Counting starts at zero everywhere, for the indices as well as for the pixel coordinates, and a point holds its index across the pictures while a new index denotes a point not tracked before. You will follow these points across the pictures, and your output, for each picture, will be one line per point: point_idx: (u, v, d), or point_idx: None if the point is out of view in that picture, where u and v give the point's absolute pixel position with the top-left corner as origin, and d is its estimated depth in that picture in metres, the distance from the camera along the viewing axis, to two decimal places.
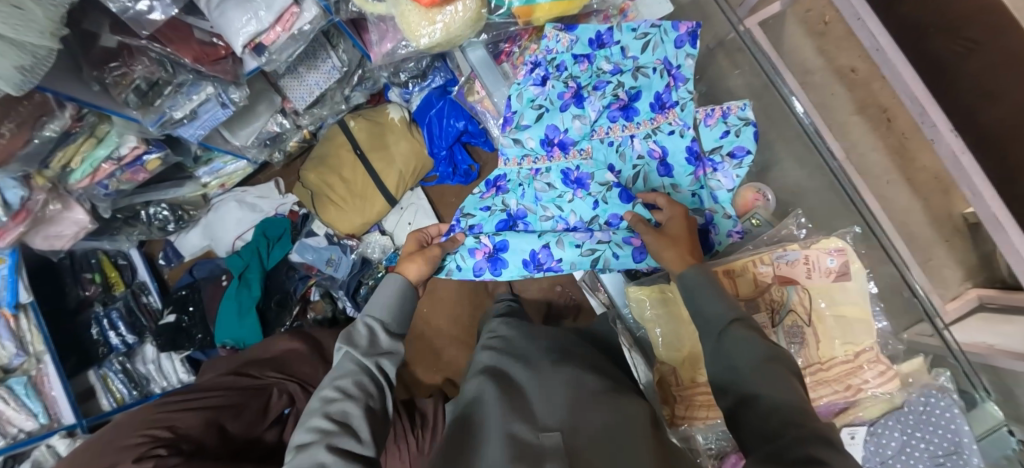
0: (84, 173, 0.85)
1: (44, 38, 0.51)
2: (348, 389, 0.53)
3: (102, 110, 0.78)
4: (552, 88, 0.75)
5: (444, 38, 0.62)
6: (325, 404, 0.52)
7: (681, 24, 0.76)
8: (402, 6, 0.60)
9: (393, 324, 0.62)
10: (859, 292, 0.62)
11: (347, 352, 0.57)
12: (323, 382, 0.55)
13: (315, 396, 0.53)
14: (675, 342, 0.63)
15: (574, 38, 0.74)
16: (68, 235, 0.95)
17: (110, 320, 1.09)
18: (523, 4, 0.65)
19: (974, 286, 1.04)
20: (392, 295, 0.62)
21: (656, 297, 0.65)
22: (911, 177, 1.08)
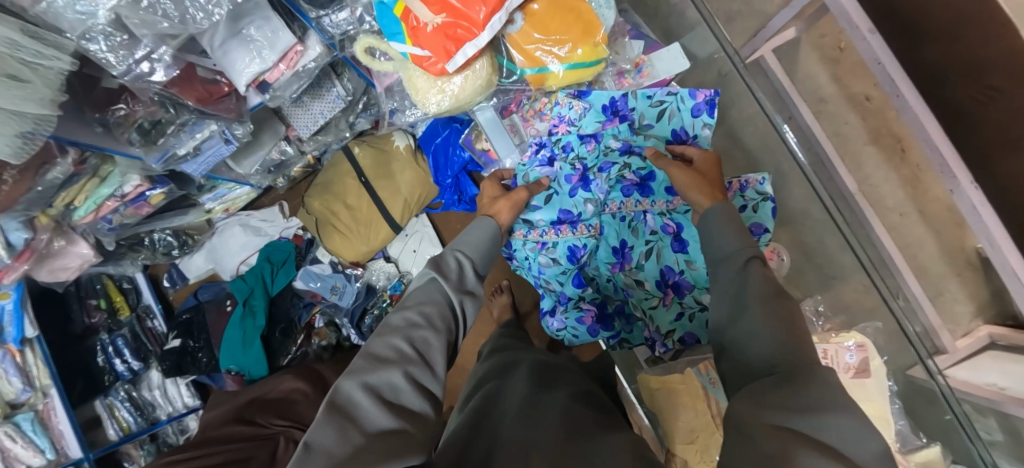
0: (88, 210, 0.85)
1: (43, 105, 0.50)
2: (430, 316, 0.51)
3: (104, 150, 0.77)
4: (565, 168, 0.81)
5: (452, 104, 0.66)
6: (408, 327, 0.49)
7: (698, 93, 0.79)
8: (411, 71, 0.64)
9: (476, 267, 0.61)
10: (876, 388, 0.72)
11: (434, 279, 0.55)
12: (406, 304, 0.53)
13: (397, 315, 0.50)
14: (692, 428, 0.69)
15: (588, 105, 0.81)
16: (74, 267, 0.94)
17: (116, 348, 1.10)
18: (536, 72, 0.66)
19: (984, 323, 1.03)
20: (482, 240, 0.64)
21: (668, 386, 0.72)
22: (925, 211, 1.04)
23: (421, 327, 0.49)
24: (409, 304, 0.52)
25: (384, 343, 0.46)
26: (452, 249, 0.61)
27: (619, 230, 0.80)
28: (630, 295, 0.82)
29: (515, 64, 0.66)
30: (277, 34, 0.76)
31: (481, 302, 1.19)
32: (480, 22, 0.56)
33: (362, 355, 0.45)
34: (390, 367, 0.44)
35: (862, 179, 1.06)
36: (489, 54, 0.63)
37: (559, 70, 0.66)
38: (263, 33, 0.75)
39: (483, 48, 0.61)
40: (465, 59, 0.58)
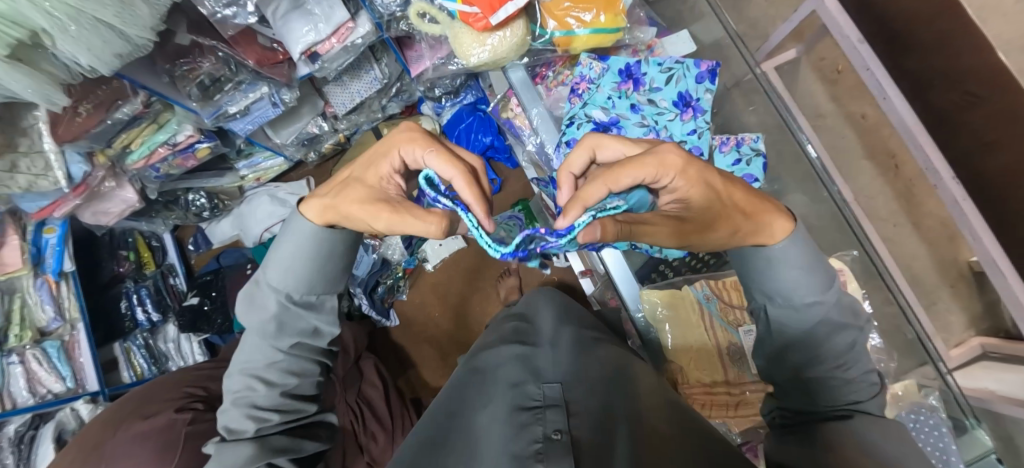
0: (141, 155, 0.92)
1: (145, 31, 0.59)
2: (270, 376, 0.53)
3: (167, 100, 0.85)
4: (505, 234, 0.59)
5: (490, 58, 0.75)
6: (248, 390, 0.53)
7: (703, 62, 0.77)
8: (457, 29, 0.74)
9: (309, 296, 0.53)
10: None
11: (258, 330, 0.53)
12: (240, 354, 0.54)
13: (237, 366, 0.54)
14: (683, 342, 0.76)
15: (606, 66, 0.80)
16: (114, 213, 1.02)
17: (139, 296, 1.14)
18: (564, 35, 0.76)
19: (977, 334, 1.07)
20: (306, 260, 0.51)
21: (667, 302, 0.77)
22: (918, 223, 1.10)
23: (268, 383, 0.53)
24: (244, 365, 0.53)
25: (236, 415, 0.52)
26: (267, 284, 0.52)
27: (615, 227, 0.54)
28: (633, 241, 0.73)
29: (545, 29, 0.77)
30: (333, 9, 0.86)
31: (489, 284, 1.25)
32: None
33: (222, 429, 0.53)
34: (244, 437, 0.52)
35: (858, 190, 1.14)
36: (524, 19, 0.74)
37: (584, 33, 0.77)
38: (322, 9, 0.85)
39: (519, 12, 0.72)
40: (505, 15, 0.69)
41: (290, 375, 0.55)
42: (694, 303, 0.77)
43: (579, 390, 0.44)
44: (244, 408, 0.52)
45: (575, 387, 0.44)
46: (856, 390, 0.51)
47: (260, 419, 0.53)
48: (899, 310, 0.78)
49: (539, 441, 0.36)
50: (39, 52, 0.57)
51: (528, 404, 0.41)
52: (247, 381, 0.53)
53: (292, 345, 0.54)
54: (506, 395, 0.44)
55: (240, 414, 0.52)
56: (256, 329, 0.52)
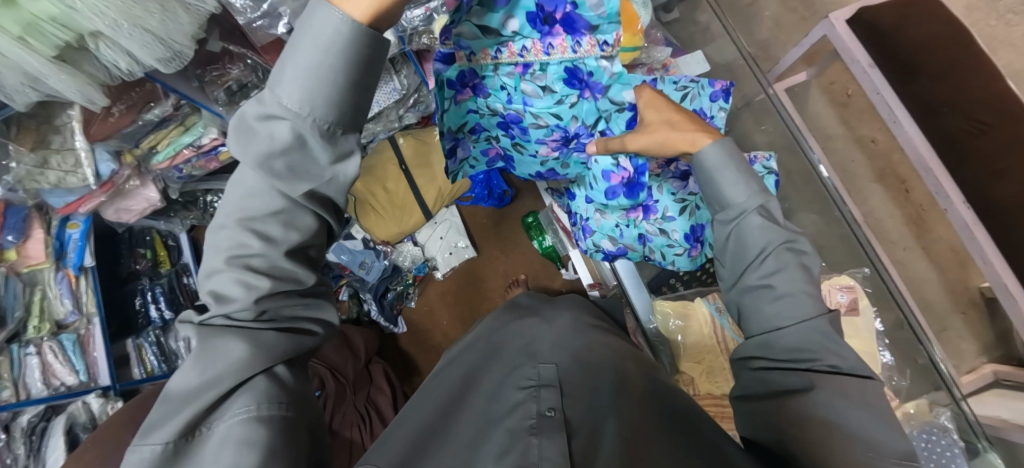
0: (166, 157, 0.95)
1: (185, 39, 0.62)
2: (267, 230, 0.37)
3: (195, 103, 0.88)
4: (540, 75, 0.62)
5: None
6: (239, 249, 0.37)
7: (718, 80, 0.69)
8: None
9: (337, 127, 0.36)
10: (864, 328, 0.79)
11: (261, 168, 0.35)
12: (232, 195, 0.38)
13: (225, 210, 0.38)
14: (695, 355, 0.77)
15: None
16: (136, 210, 1.04)
17: (153, 294, 1.17)
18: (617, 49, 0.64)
19: (989, 361, 1.06)
20: (341, 62, 0.34)
21: (679, 312, 0.79)
22: (929, 248, 1.10)
23: (267, 244, 0.37)
24: (237, 211, 0.37)
25: (224, 277, 0.37)
26: (274, 101, 0.34)
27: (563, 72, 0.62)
28: (647, 241, 0.75)
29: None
30: None
31: (498, 293, 1.25)
32: None
33: (204, 296, 0.38)
34: (230, 314, 0.37)
35: (870, 213, 1.14)
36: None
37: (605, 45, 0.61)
38: None
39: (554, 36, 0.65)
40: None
41: (297, 236, 0.38)
42: (706, 314, 0.78)
43: (572, 372, 0.46)
44: (232, 271, 0.37)
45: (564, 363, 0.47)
46: (795, 306, 0.47)
47: (251, 292, 0.37)
48: (911, 332, 0.78)
49: (532, 417, 0.39)
50: (83, 55, 0.60)
51: (523, 383, 0.44)
52: (238, 237, 0.37)
53: (306, 196, 0.37)
54: (502, 378, 0.47)
55: (231, 278, 0.37)
56: (254, 169, 0.35)
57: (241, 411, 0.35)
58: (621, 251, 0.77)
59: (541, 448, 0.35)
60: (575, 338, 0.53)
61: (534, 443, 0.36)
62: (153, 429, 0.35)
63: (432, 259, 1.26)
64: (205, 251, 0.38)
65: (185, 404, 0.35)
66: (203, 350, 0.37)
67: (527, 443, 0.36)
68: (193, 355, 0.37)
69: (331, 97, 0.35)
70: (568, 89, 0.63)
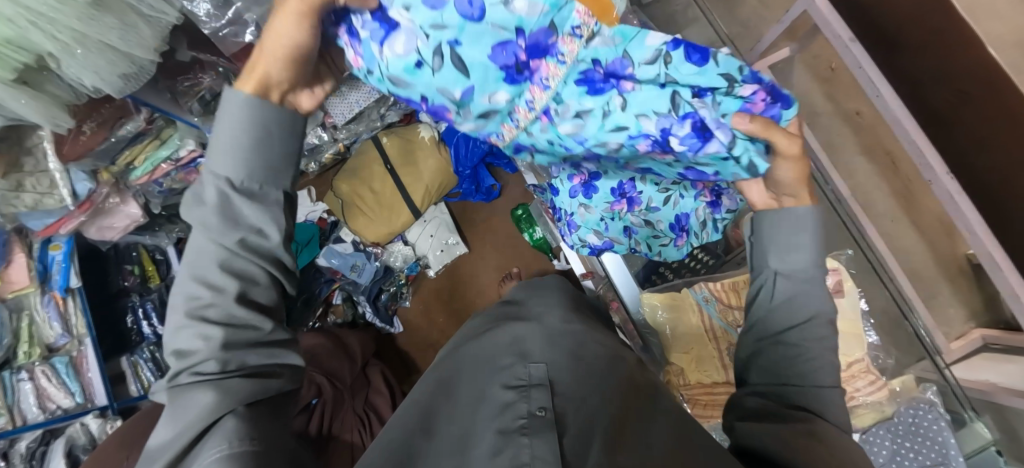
0: (145, 171, 0.94)
1: (149, 52, 0.60)
2: (212, 277, 0.38)
3: (169, 116, 0.87)
4: (549, 86, 0.42)
5: None
6: (194, 303, 0.38)
7: (769, 55, 0.43)
8: None
9: (260, 181, 0.39)
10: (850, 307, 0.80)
11: (197, 227, 0.38)
12: (185, 260, 0.40)
13: (179, 279, 0.40)
14: (684, 346, 0.78)
15: None
16: (119, 227, 1.03)
17: (145, 310, 1.16)
18: None
19: (977, 326, 1.08)
20: (252, 127, 0.38)
21: (668, 304, 0.79)
22: (915, 218, 1.11)
23: (214, 294, 0.38)
24: (192, 264, 0.39)
25: (180, 332, 0.38)
26: (204, 171, 0.38)
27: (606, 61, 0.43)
28: (634, 233, 0.75)
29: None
30: None
31: (492, 288, 1.25)
32: None
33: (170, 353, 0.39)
34: (192, 363, 0.38)
35: (857, 186, 1.14)
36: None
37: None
38: None
39: None
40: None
41: (238, 280, 0.39)
42: (695, 304, 0.78)
43: (564, 372, 0.46)
44: (188, 325, 0.38)
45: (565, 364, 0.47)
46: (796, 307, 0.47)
47: (211, 343, 0.38)
48: None
49: (523, 416, 0.39)
50: (45, 75, 0.58)
51: (516, 385, 0.45)
52: (194, 289, 0.38)
53: (240, 246, 0.38)
54: (491, 376, 0.47)
55: (191, 332, 0.38)
56: (195, 230, 0.38)
57: (213, 452, 0.35)
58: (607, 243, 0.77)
59: (532, 447, 0.36)
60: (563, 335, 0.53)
61: (525, 443, 0.36)
62: None
63: (423, 257, 1.25)
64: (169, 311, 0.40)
65: (159, 462, 0.36)
66: (174, 407, 0.38)
67: (518, 445, 0.36)
68: (167, 409, 0.38)
69: (263, 148, 0.38)
70: (600, 96, 0.43)
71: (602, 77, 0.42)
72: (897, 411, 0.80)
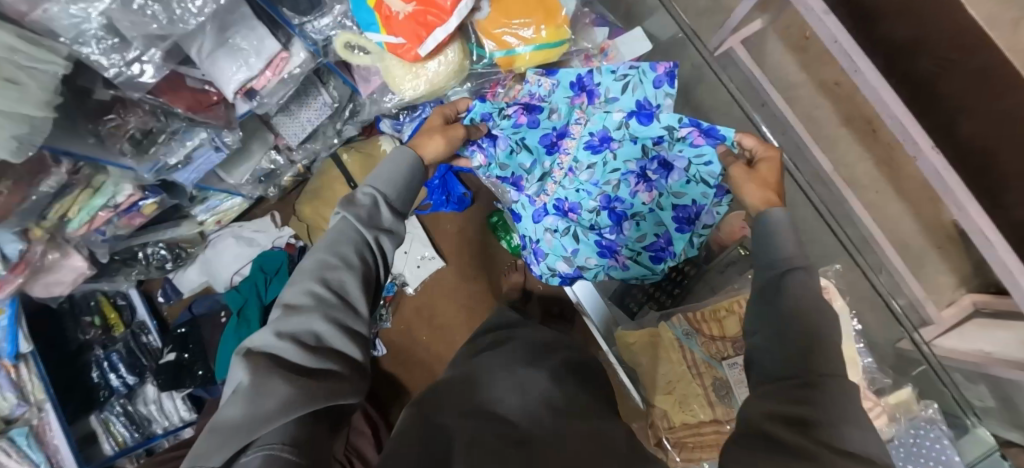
0: (81, 223, 0.86)
1: (40, 109, 0.53)
2: (333, 259, 0.49)
3: (97, 161, 0.79)
4: (568, 153, 0.78)
5: (428, 89, 0.73)
6: (322, 268, 0.48)
7: (659, 65, 0.73)
8: (387, 63, 0.71)
9: (394, 198, 0.58)
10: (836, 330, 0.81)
11: (345, 219, 0.53)
12: (317, 246, 0.51)
13: (310, 258, 0.50)
14: (666, 385, 0.80)
15: (556, 81, 0.77)
16: (66, 282, 0.95)
17: (110, 363, 1.10)
18: (505, 55, 0.73)
19: (968, 292, 1.05)
20: (400, 169, 0.59)
21: (646, 339, 0.82)
22: (901, 187, 1.07)
23: (335, 267, 0.49)
24: (324, 248, 0.50)
25: (298, 290, 0.47)
26: (366, 188, 0.56)
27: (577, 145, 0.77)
28: (594, 236, 0.80)
29: (485, 51, 0.74)
30: (263, 42, 0.79)
31: (479, 301, 1.20)
32: (447, 9, 0.62)
33: (266, 332, 0.43)
34: (282, 351, 0.41)
35: (839, 159, 1.10)
36: (459, 42, 0.71)
37: (524, 53, 0.73)
38: (250, 42, 0.79)
39: (451, 36, 0.68)
40: (435, 44, 0.64)
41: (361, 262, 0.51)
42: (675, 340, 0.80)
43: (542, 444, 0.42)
44: (306, 288, 0.46)
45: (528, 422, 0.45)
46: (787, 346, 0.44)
47: (320, 303, 0.46)
48: None
49: None
50: None
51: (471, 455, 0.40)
52: (319, 263, 0.49)
53: (375, 237, 0.53)
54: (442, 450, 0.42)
55: (305, 290, 0.46)
56: (345, 223, 0.53)
57: (270, 448, 0.33)
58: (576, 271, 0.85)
59: None
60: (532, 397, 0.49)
61: None
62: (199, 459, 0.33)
63: (399, 276, 1.19)
64: (282, 296, 0.48)
65: (226, 444, 0.33)
66: (253, 389, 0.36)
67: None
68: (247, 388, 0.36)
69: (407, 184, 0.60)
70: (598, 154, 0.77)
71: (596, 142, 0.77)
72: (897, 433, 0.86)
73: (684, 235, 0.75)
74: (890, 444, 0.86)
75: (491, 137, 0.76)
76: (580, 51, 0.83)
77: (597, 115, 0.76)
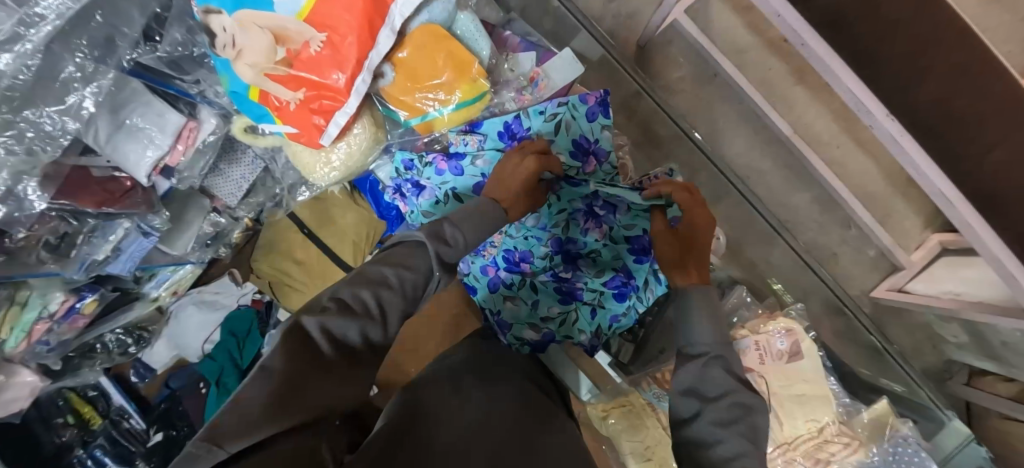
0: (18, 340, 0.81)
1: None
2: (390, 277, 0.46)
3: (13, 275, 0.73)
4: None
5: (344, 166, 0.67)
6: (380, 282, 0.45)
7: (590, 95, 0.72)
8: (295, 148, 0.65)
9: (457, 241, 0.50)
10: (811, 367, 0.74)
11: (414, 240, 0.49)
12: (374, 259, 0.48)
13: (370, 266, 0.47)
14: (644, 451, 0.79)
15: (482, 137, 0.71)
16: (23, 396, 0.91)
17: (96, 458, 1.08)
18: (421, 121, 0.67)
19: (934, 231, 1.07)
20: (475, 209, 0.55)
21: (619, 411, 0.81)
22: (860, 138, 1.06)
23: (390, 289, 0.45)
24: (390, 261, 0.48)
25: (351, 292, 0.44)
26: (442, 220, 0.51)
27: None
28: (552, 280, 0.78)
29: (400, 117, 0.67)
30: (164, 116, 0.70)
31: (463, 325, 1.14)
32: (342, 90, 0.55)
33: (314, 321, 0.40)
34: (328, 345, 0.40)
35: (797, 119, 1.08)
36: (368, 112, 0.64)
37: (441, 114, 0.67)
38: (149, 119, 0.69)
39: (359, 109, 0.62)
40: (337, 128, 0.59)
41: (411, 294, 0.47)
42: (646, 404, 0.80)
43: None
44: (356, 290, 0.44)
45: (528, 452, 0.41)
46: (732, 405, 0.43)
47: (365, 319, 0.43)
48: None
49: None
50: None
51: None
52: (373, 271, 0.46)
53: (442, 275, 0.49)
54: None
55: (367, 296, 0.44)
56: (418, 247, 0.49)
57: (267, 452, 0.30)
58: (550, 335, 0.79)
59: None
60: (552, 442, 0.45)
61: None
62: (222, 432, 0.29)
63: None
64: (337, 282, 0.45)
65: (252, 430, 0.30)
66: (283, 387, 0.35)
67: None
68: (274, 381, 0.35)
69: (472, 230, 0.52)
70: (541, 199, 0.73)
71: None
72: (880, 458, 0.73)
73: (644, 265, 0.75)
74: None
75: (419, 187, 0.76)
76: (508, 85, 0.74)
77: None
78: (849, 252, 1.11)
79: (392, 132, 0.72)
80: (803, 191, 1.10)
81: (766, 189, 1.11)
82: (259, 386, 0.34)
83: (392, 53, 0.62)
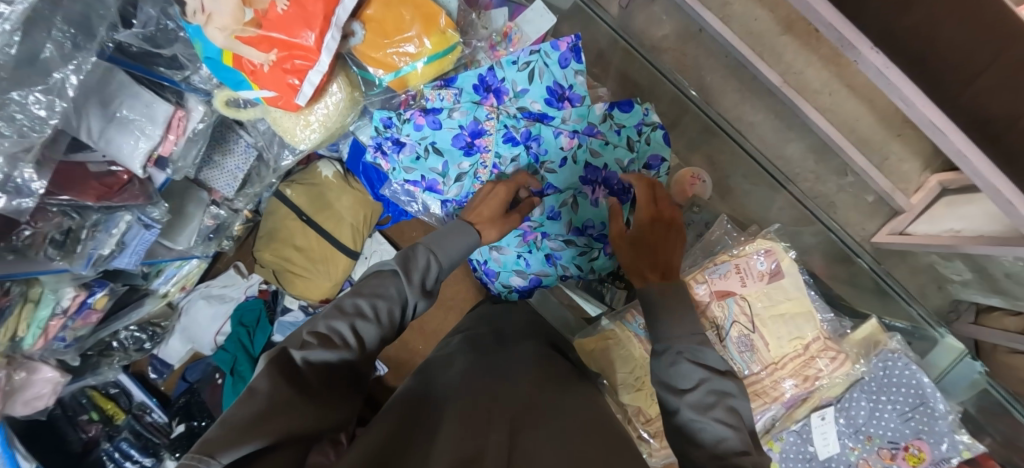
0: (35, 337, 0.83)
1: None
2: (365, 308, 0.51)
3: (25, 272, 0.75)
4: (489, 150, 0.78)
5: (323, 132, 0.69)
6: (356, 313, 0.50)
7: (561, 42, 0.76)
8: (274, 115, 0.67)
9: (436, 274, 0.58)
10: (795, 287, 0.74)
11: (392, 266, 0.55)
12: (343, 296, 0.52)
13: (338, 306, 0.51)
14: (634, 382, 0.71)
15: (458, 91, 0.77)
16: (47, 393, 0.93)
17: (122, 451, 1.11)
18: (395, 77, 0.68)
19: (933, 173, 1.05)
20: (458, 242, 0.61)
21: (604, 346, 0.74)
22: (852, 82, 1.05)
23: (366, 320, 0.50)
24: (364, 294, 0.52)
25: (328, 325, 0.48)
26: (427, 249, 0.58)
27: (494, 146, 0.78)
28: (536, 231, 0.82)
29: (374, 75, 0.68)
30: (152, 106, 0.72)
31: (465, 298, 1.17)
32: (314, 48, 0.57)
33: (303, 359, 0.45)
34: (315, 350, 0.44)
35: (786, 70, 1.06)
36: (342, 73, 0.66)
37: (415, 69, 0.67)
38: (138, 110, 0.71)
39: (333, 69, 0.64)
40: (311, 88, 0.60)
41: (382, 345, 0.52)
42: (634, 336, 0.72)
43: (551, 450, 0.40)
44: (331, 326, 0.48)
45: (527, 427, 0.43)
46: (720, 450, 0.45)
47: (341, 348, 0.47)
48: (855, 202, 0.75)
49: None
50: None
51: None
52: (349, 304, 0.50)
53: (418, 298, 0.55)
54: None
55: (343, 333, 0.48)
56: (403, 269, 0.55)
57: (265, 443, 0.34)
58: (535, 280, 0.87)
59: None
60: (550, 421, 0.46)
61: None
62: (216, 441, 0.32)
63: None
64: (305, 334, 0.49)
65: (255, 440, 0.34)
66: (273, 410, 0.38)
67: None
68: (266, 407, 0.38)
69: (446, 252, 0.60)
70: (519, 146, 0.77)
71: (513, 134, 0.77)
72: (868, 369, 0.74)
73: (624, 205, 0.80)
74: (861, 384, 0.74)
75: (399, 144, 0.80)
76: (480, 39, 0.79)
77: (501, 112, 0.77)
78: (848, 199, 1.10)
79: (370, 93, 0.73)
80: (798, 140, 1.09)
81: (758, 142, 1.10)
82: (248, 408, 0.37)
83: (359, 11, 0.63)
